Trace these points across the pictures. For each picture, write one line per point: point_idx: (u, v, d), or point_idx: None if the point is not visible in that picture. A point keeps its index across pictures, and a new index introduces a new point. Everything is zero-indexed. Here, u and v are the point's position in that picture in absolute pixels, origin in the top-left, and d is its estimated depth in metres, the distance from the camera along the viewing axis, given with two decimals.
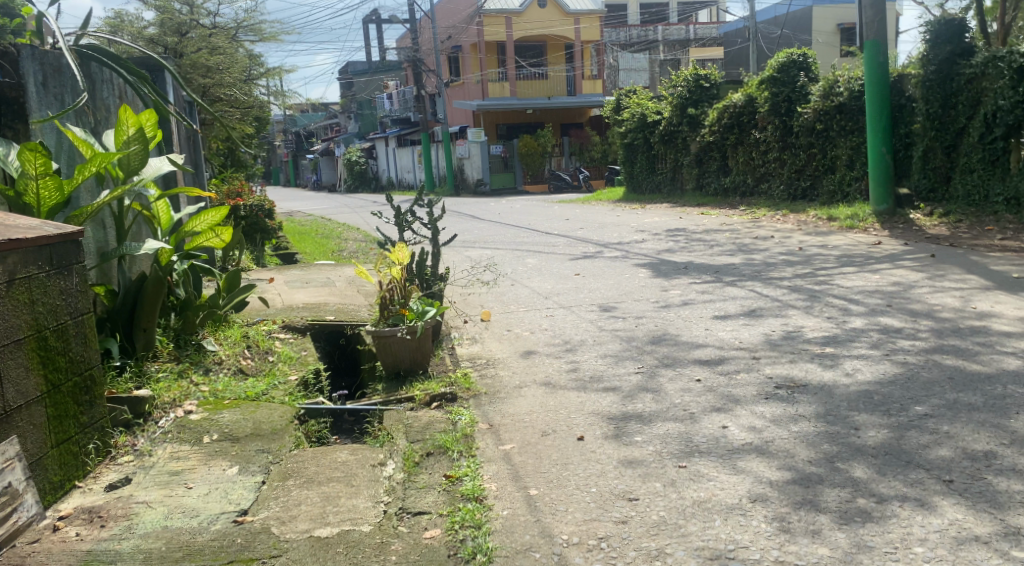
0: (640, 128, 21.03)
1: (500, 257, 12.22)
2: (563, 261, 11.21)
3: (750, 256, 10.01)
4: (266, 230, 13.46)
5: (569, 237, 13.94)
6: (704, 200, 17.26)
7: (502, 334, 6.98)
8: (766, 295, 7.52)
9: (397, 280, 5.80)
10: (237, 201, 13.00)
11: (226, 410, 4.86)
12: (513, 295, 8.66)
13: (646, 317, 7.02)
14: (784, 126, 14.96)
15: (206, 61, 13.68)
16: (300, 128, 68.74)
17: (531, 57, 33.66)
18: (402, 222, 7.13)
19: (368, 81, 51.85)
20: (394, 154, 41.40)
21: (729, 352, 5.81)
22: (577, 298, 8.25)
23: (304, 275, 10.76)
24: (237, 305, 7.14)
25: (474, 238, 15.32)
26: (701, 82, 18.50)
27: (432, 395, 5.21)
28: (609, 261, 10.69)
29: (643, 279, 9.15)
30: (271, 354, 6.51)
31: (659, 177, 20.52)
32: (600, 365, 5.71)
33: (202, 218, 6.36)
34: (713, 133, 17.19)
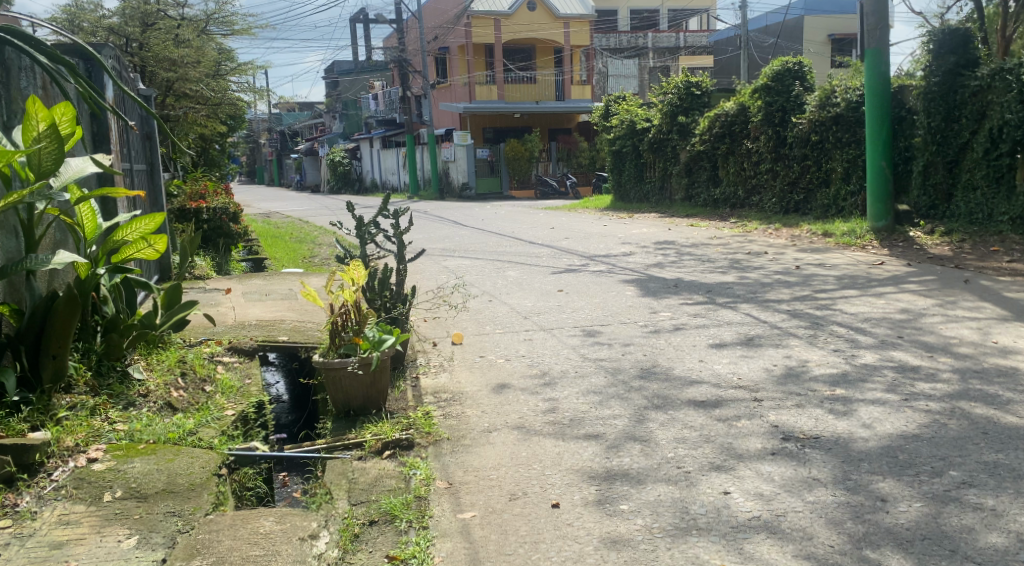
0: (629, 135, 20.38)
1: (477, 269, 11.49)
2: (544, 275, 10.48)
3: (744, 274, 9.29)
4: (229, 234, 12.71)
5: (551, 248, 13.25)
6: (693, 211, 16.58)
7: (473, 361, 6.23)
8: (764, 321, 6.78)
9: (350, 303, 5.09)
10: (198, 204, 12.39)
11: (137, 461, 4.20)
12: (485, 315, 7.89)
13: (632, 345, 6.27)
14: (777, 136, 14.25)
15: (170, 54, 12.95)
16: (285, 127, 67.86)
17: (520, 61, 33.33)
18: (364, 235, 6.38)
19: (354, 81, 51.14)
20: (377, 156, 40.62)
21: (728, 390, 5.07)
22: (556, 319, 7.51)
23: (265, 286, 10.01)
24: (177, 324, 6.47)
25: (452, 246, 14.58)
26: (692, 89, 17.88)
27: (385, 441, 4.51)
28: (593, 276, 9.97)
29: (629, 298, 8.42)
30: (210, 381, 5.83)
31: (648, 186, 19.85)
32: (581, 405, 4.97)
33: (133, 225, 5.75)
34: (704, 142, 16.53)
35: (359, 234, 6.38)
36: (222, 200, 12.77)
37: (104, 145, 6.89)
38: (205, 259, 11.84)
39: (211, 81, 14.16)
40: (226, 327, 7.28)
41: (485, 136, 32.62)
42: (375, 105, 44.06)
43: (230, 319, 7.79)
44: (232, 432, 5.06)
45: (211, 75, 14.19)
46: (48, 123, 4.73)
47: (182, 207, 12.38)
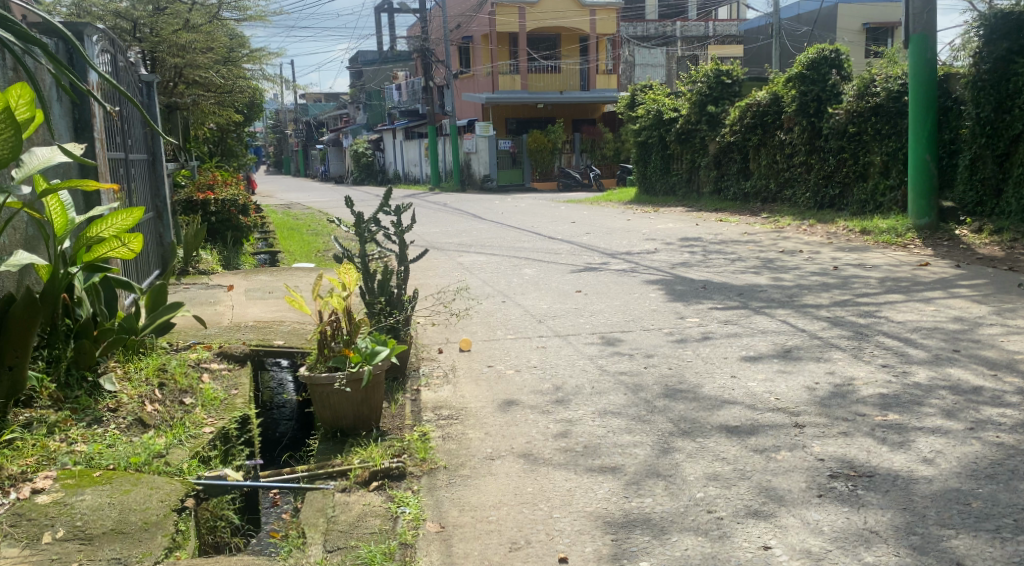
0: (655, 126, 19.71)
1: (494, 266, 10.93)
2: (563, 273, 9.90)
3: (777, 274, 8.64)
4: (237, 227, 12.18)
5: (572, 244, 12.68)
6: (722, 206, 15.91)
7: (480, 372, 5.67)
8: (802, 330, 6.15)
9: (340, 312, 4.56)
10: (205, 196, 11.91)
11: (88, 493, 3.69)
12: (498, 319, 7.32)
13: (656, 358, 5.68)
14: (812, 127, 13.53)
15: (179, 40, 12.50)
16: (309, 117, 67.65)
17: (543, 50, 32.67)
18: (363, 233, 5.82)
19: (378, 71, 50.88)
20: (400, 146, 40.17)
21: (764, 414, 4.47)
22: (573, 324, 6.94)
23: (269, 283, 9.52)
24: (160, 328, 5.98)
25: (470, 241, 14.04)
26: (722, 78, 17.20)
27: (372, 471, 3.95)
28: (615, 276, 9.38)
29: (653, 301, 7.81)
30: (191, 393, 5.31)
31: (675, 178, 19.19)
32: (597, 430, 4.39)
33: (110, 222, 5.30)
34: (734, 133, 15.84)
35: (358, 233, 5.82)
36: (230, 191, 12.25)
37: (86, 134, 6.39)
38: (212, 253, 11.35)
39: (222, 68, 13.70)
40: (218, 330, 6.76)
41: (508, 127, 32.02)
42: (398, 95, 43.56)
43: (226, 320, 7.28)
44: (207, 454, 4.54)
45: (222, 61, 13.74)
46: (5, 107, 4.22)
47: (189, 198, 11.88)
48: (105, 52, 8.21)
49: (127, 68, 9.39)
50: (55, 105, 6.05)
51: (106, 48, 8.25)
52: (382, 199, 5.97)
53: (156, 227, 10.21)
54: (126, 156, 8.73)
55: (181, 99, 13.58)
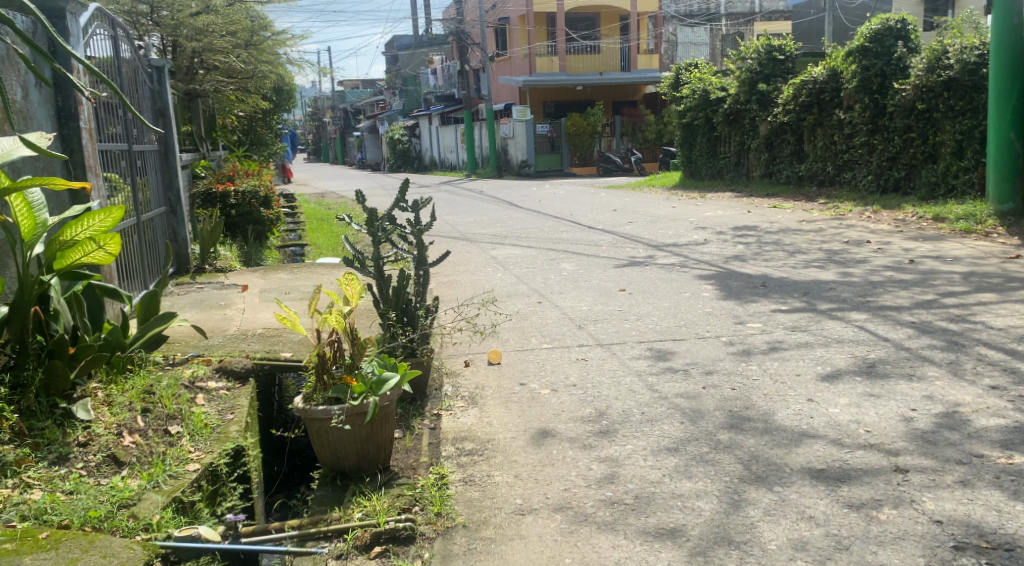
0: (702, 106, 18.75)
1: (530, 261, 10.19)
2: (605, 269, 9.12)
3: (846, 268, 7.76)
4: (259, 220, 11.51)
5: (614, 234, 11.88)
6: (774, 190, 14.98)
7: (510, 391, 4.92)
8: (885, 339, 5.31)
9: (339, 332, 3.83)
10: (226, 187, 11.23)
11: (25, 564, 3.00)
12: (533, 325, 6.56)
13: (715, 377, 4.89)
14: (874, 104, 12.52)
15: None
16: (347, 104, 67.34)
17: (583, 29, 31.67)
18: (377, 233, 5.09)
19: (414, 55, 50.34)
20: (436, 133, 39.52)
21: (853, 452, 3.67)
22: (617, 331, 6.17)
23: (288, 282, 8.87)
24: (150, 341, 5.32)
25: (506, 231, 13.31)
26: (774, 54, 16.20)
27: (374, 533, 3.23)
28: (663, 271, 8.57)
29: (707, 301, 6.99)
30: (180, 420, 4.63)
31: (722, 161, 18.25)
32: (651, 474, 3.63)
33: (85, 223, 4.62)
34: (787, 113, 14.85)
35: (372, 231, 5.09)
36: (251, 183, 11.57)
37: (71, 124, 5.78)
38: (232, 249, 10.72)
39: (243, 52, 13.08)
40: (221, 341, 6.10)
41: (546, 110, 31.15)
42: (434, 80, 42.87)
43: (233, 328, 6.62)
44: (188, 499, 3.84)
45: (246, 45, 13.11)
46: None
47: (207, 191, 11.22)
48: (102, 34, 7.57)
49: (134, 52, 8.74)
50: (31, 92, 5.44)
51: (105, 30, 7.62)
52: (399, 192, 5.23)
53: (170, 222, 9.57)
54: (129, 148, 8.09)
55: (202, 85, 12.98)
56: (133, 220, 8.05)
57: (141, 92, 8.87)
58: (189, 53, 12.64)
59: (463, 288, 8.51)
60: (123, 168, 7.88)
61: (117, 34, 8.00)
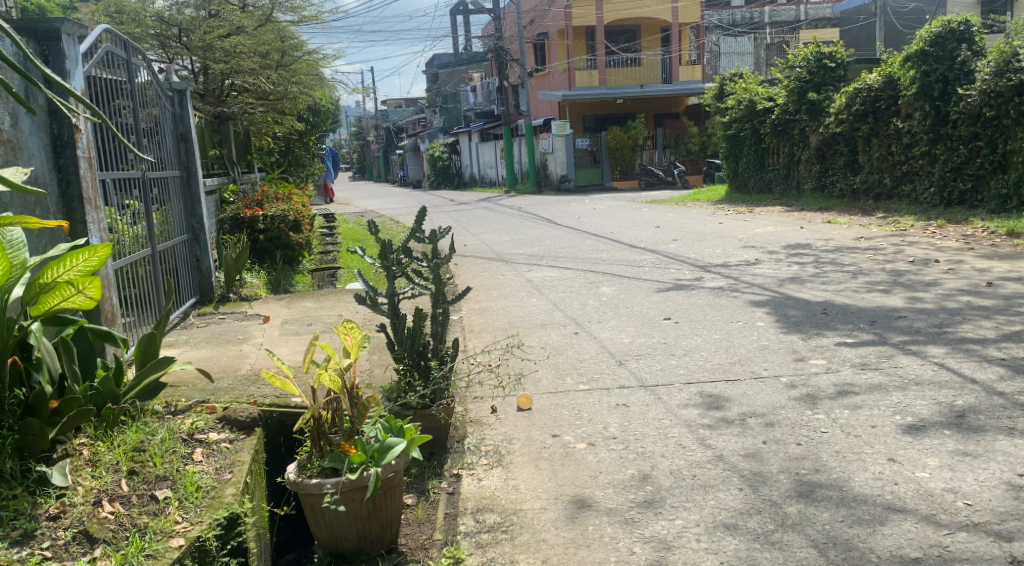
0: (748, 117, 18.09)
1: (568, 284, 9.62)
2: (648, 294, 8.52)
3: (915, 291, 7.07)
4: (287, 245, 10.92)
5: (658, 254, 11.26)
6: (827, 204, 14.28)
7: (540, 445, 4.36)
8: (973, 380, 4.64)
9: (337, 393, 3.30)
10: (252, 212, 10.57)
11: None
12: (570, 361, 5.98)
13: (776, 430, 4.29)
14: (936, 111, 11.75)
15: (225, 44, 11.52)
16: (389, 123, 67.55)
17: (623, 42, 31.15)
18: (392, 268, 4.55)
19: (453, 73, 50.25)
20: (475, 149, 39.18)
21: (954, 535, 3.05)
22: (662, 369, 5.56)
23: (313, 311, 8.40)
24: (148, 391, 4.84)
25: (544, 252, 12.74)
26: (825, 61, 15.49)
27: None
28: (712, 297, 7.94)
29: (762, 332, 6.35)
30: (170, 482, 4.12)
31: (771, 174, 17.55)
32: (708, 561, 3.04)
33: (67, 266, 4.22)
34: (840, 123, 14.12)
35: (388, 265, 4.54)
36: (280, 206, 10.90)
37: (66, 153, 5.38)
38: (259, 275, 10.21)
39: (275, 74, 12.51)
40: (229, 385, 5.61)
41: (586, 124, 30.61)
42: (474, 97, 42.59)
43: (246, 367, 6.15)
44: None
45: (277, 65, 12.52)
46: None
47: (234, 216, 10.63)
48: (113, 58, 7.16)
49: (152, 76, 8.34)
50: (22, 120, 5.03)
51: (117, 53, 7.20)
52: (416, 221, 4.68)
53: (193, 249, 9.12)
54: (144, 175, 7.67)
55: (231, 108, 12.48)
56: (147, 250, 7.60)
57: (161, 117, 8.45)
58: (217, 75, 12.21)
59: (496, 316, 7.97)
60: (136, 196, 7.44)
61: (132, 58, 7.59)
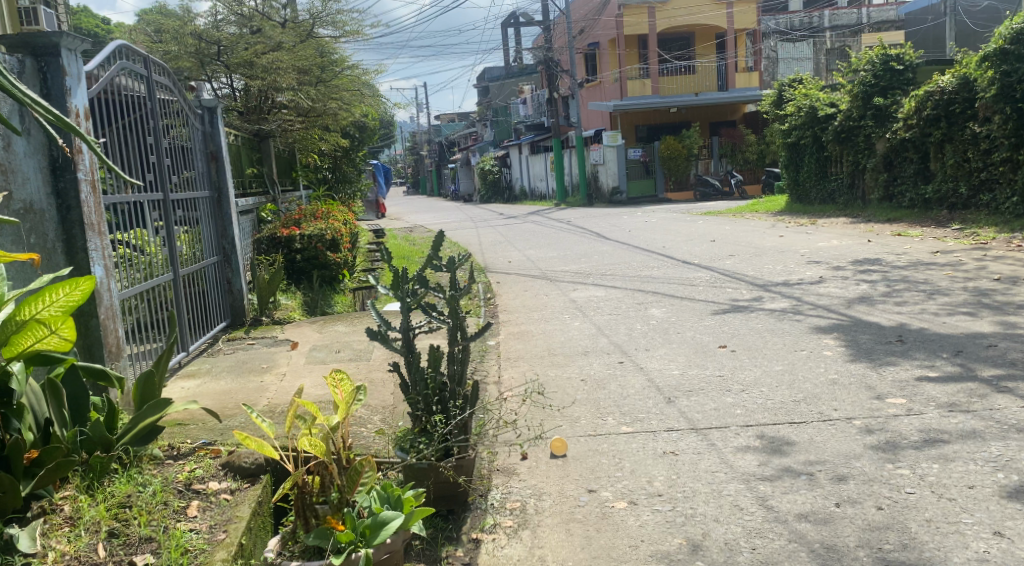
0: (810, 123, 17.39)
1: (616, 304, 9.06)
2: (702, 317, 7.92)
3: (1004, 314, 6.38)
4: (325, 265, 10.14)
5: (714, 271, 10.64)
6: (896, 215, 13.65)
7: (573, 501, 3.84)
8: None
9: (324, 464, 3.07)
10: (289, 231, 9.92)
11: None
12: (614, 397, 5.44)
13: (850, 487, 3.71)
14: (1019, 113, 10.89)
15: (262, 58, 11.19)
16: (442, 138, 67.73)
17: (676, 49, 30.46)
18: (406, 299, 4.06)
19: (504, 86, 50.12)
20: (526, 162, 38.79)
21: None
22: (717, 408, 4.98)
23: (348, 334, 8.00)
24: (144, 436, 4.32)
25: (592, 268, 12.19)
26: (892, 64, 14.72)
27: None
28: (773, 322, 7.32)
29: (829, 364, 5.73)
30: (156, 545, 3.65)
31: (835, 184, 16.78)
32: None
33: (41, 304, 3.80)
34: (911, 129, 13.47)
35: (403, 295, 4.06)
36: (318, 224, 10.19)
37: (66, 176, 4.89)
38: (294, 297, 9.63)
39: (314, 91, 11.83)
40: (241, 424, 5.11)
41: (637, 134, 29.99)
42: (525, 109, 42.14)
43: (265, 399, 5.73)
44: None
45: (316, 82, 11.83)
46: None
47: (271, 235, 10.02)
48: (126, 74, 6.59)
49: (178, 88, 7.68)
50: (13, 142, 4.57)
51: (132, 67, 6.62)
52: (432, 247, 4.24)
53: (224, 271, 8.51)
54: (165, 196, 7.08)
55: (267, 125, 11.77)
56: (168, 276, 6.96)
57: (186, 135, 7.86)
58: (257, 91, 11.54)
59: (538, 342, 7.46)
60: (155, 218, 6.84)
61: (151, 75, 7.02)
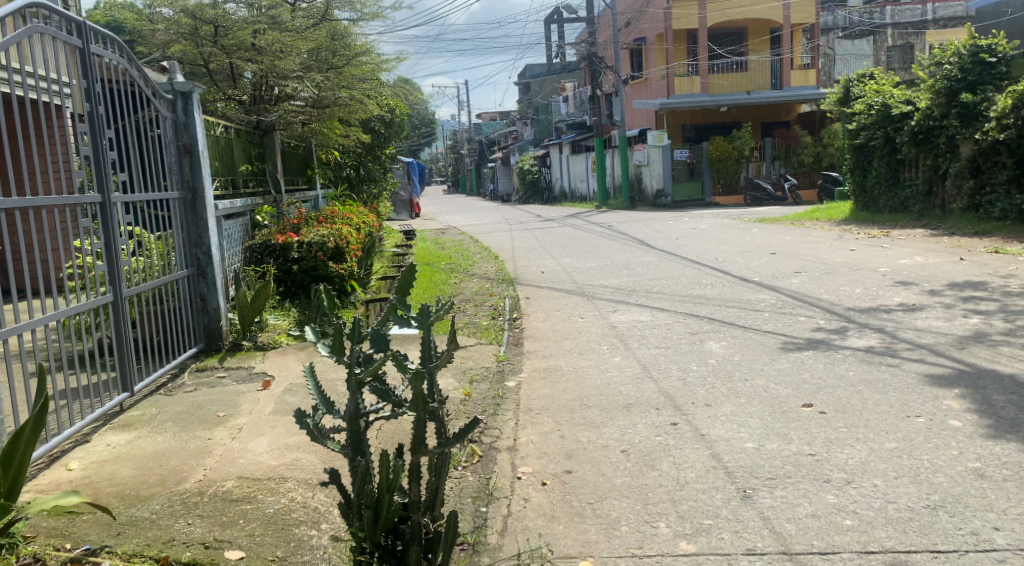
0: (880, 123, 16.03)
1: (666, 332, 7.64)
2: (776, 356, 6.50)
3: None
4: (326, 277, 8.60)
5: (780, 293, 9.22)
6: (983, 227, 13.08)
7: None
8: None
9: None
10: (285, 238, 8.47)
11: None
12: (666, 486, 4.03)
13: None
14: None
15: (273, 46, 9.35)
16: (481, 136, 66.86)
17: (728, 45, 28.77)
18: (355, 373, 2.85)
19: (546, 83, 48.93)
20: (566, 161, 37.32)
21: None
22: (819, 518, 3.55)
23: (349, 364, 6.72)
24: None
25: (636, 283, 10.74)
26: (983, 55, 13.74)
27: None
28: (868, 368, 5.91)
29: (960, 445, 4.30)
30: None
31: (907, 191, 15.74)
32: None
33: None
34: (1005, 130, 12.73)
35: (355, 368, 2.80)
36: (320, 231, 8.69)
37: None
38: (287, 314, 8.13)
39: (323, 79, 10.18)
40: (156, 509, 3.66)
41: (685, 135, 28.34)
42: (565, 107, 40.67)
43: (209, 461, 4.37)
44: None
45: (327, 67, 10.14)
46: None
47: (264, 241, 8.51)
48: (44, 44, 4.92)
49: (132, 61, 6.05)
50: None
51: (53, 33, 4.96)
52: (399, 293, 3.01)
53: (197, 286, 7.00)
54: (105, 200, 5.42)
55: (269, 116, 10.10)
56: (108, 298, 5.34)
57: (143, 124, 6.22)
58: (260, 78, 10.12)
59: (571, 386, 6.04)
60: (88, 227, 5.20)
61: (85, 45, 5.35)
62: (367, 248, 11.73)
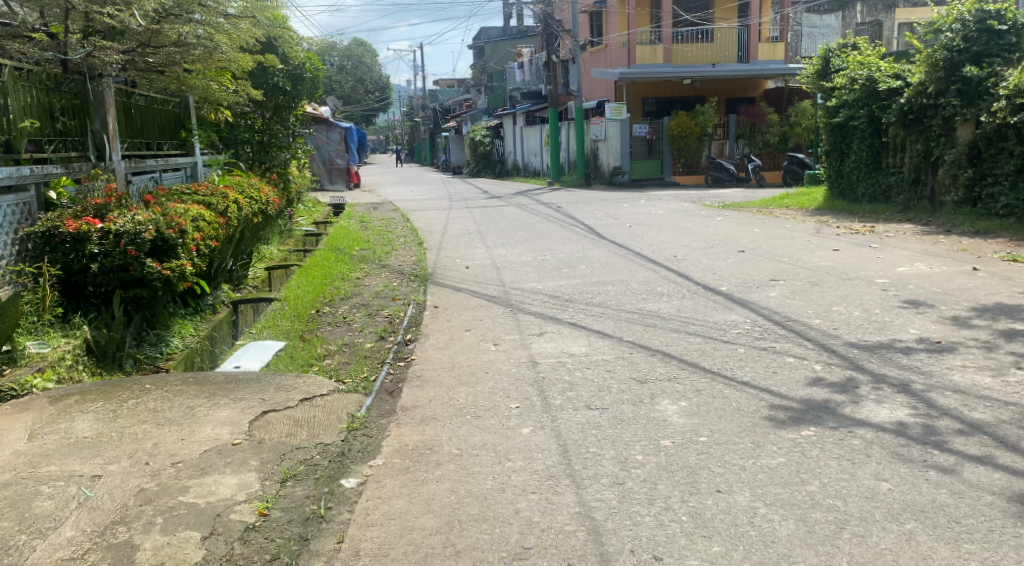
0: (864, 100, 13.89)
1: (601, 376, 5.43)
2: (763, 436, 4.29)
3: None
4: (140, 283, 6.14)
5: (756, 312, 7.05)
6: (981, 225, 11.10)
7: None
8: None
9: None
10: (76, 225, 6.02)
11: None
12: None
13: None
14: None
15: None
16: (435, 104, 63.95)
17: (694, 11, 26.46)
18: None
19: (501, 49, 46.32)
20: (520, 133, 34.79)
21: None
22: None
23: (113, 420, 4.39)
24: None
25: (573, 288, 8.50)
26: (988, 22, 11.76)
27: None
28: (903, 473, 3.76)
29: None
30: None
31: (891, 178, 13.69)
32: None
33: None
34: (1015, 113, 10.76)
35: None
36: (134, 216, 6.23)
37: None
38: (70, 336, 5.71)
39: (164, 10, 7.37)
40: None
41: (645, 107, 26.08)
42: (521, 75, 38.08)
43: None
44: None
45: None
46: None
47: (49, 230, 6.06)
48: None
49: None
50: None
51: None
52: None
53: None
54: None
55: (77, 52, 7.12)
56: None
57: None
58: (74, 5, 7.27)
59: (439, 492, 3.74)
60: None
61: None
62: (239, 233, 9.20)
